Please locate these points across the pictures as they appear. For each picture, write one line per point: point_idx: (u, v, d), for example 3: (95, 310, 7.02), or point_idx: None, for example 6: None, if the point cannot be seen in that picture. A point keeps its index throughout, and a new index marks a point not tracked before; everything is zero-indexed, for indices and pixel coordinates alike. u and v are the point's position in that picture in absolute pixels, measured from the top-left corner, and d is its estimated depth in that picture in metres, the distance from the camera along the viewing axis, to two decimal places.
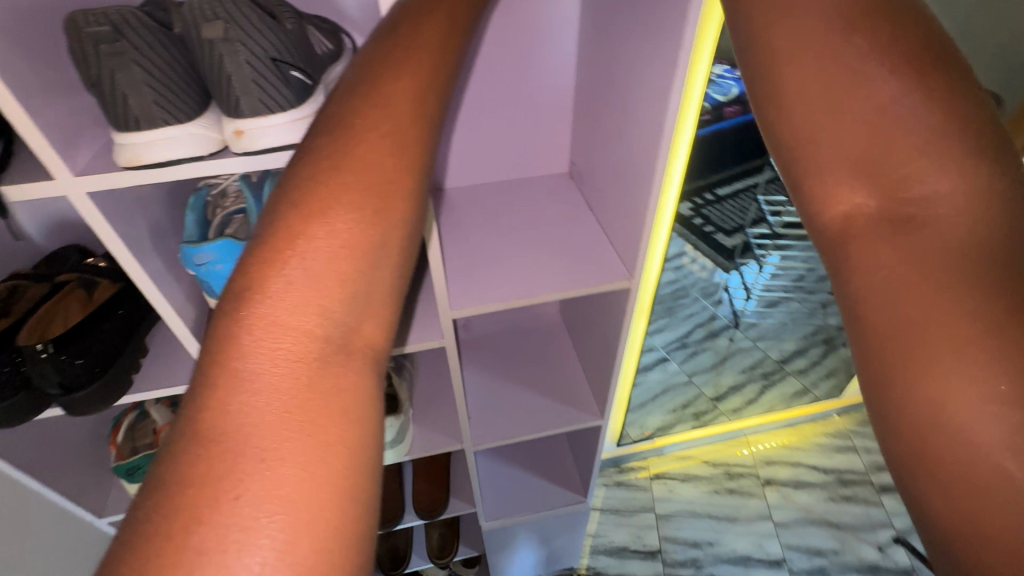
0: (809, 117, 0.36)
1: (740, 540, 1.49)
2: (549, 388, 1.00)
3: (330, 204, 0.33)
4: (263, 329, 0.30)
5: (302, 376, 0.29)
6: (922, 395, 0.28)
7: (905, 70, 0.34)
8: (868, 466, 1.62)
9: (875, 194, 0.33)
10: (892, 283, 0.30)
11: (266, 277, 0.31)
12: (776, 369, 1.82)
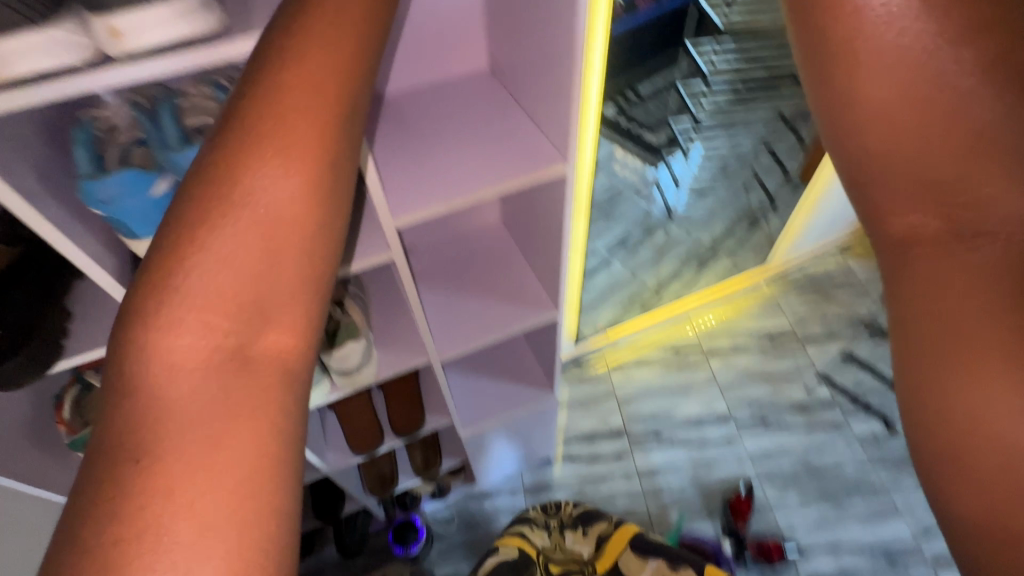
0: (886, 145, 0.40)
1: (692, 405, 1.67)
2: (502, 292, 1.03)
3: (203, 247, 0.40)
4: (166, 362, 0.38)
5: (205, 398, 0.38)
6: (960, 401, 0.36)
7: (991, 98, 0.37)
8: (794, 323, 1.80)
9: (938, 220, 0.39)
10: (949, 306, 0.37)
11: (162, 302, 0.39)
12: (708, 253, 1.91)
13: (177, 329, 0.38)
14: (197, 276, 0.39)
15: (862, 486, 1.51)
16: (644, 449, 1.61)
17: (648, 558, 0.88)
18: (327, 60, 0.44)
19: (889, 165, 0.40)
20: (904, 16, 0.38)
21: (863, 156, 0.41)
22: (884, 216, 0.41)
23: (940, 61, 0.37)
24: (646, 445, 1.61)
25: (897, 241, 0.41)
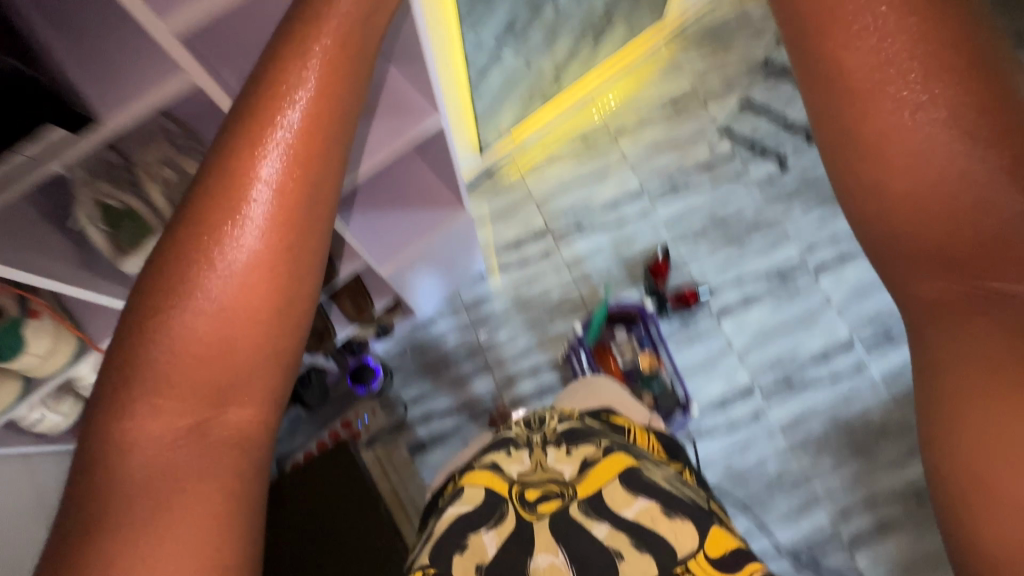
0: (910, 221, 0.48)
1: (606, 190, 1.70)
2: (375, 112, 0.90)
3: (153, 352, 0.52)
4: (133, 437, 0.50)
5: (166, 459, 0.51)
6: (986, 427, 0.42)
7: (1006, 188, 0.45)
8: (694, 81, 1.77)
9: (959, 289, 0.46)
10: (967, 354, 0.45)
11: (123, 395, 0.51)
12: (603, 20, 1.72)
13: (153, 408, 0.51)
14: (148, 358, 0.51)
15: (761, 224, 1.66)
16: (567, 241, 1.67)
17: (638, 494, 0.68)
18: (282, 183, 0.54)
19: (915, 233, 0.48)
20: (920, 107, 0.48)
21: (887, 222, 0.49)
22: (908, 282, 0.49)
23: (964, 159, 0.46)
24: (570, 238, 1.67)
25: (925, 304, 0.48)
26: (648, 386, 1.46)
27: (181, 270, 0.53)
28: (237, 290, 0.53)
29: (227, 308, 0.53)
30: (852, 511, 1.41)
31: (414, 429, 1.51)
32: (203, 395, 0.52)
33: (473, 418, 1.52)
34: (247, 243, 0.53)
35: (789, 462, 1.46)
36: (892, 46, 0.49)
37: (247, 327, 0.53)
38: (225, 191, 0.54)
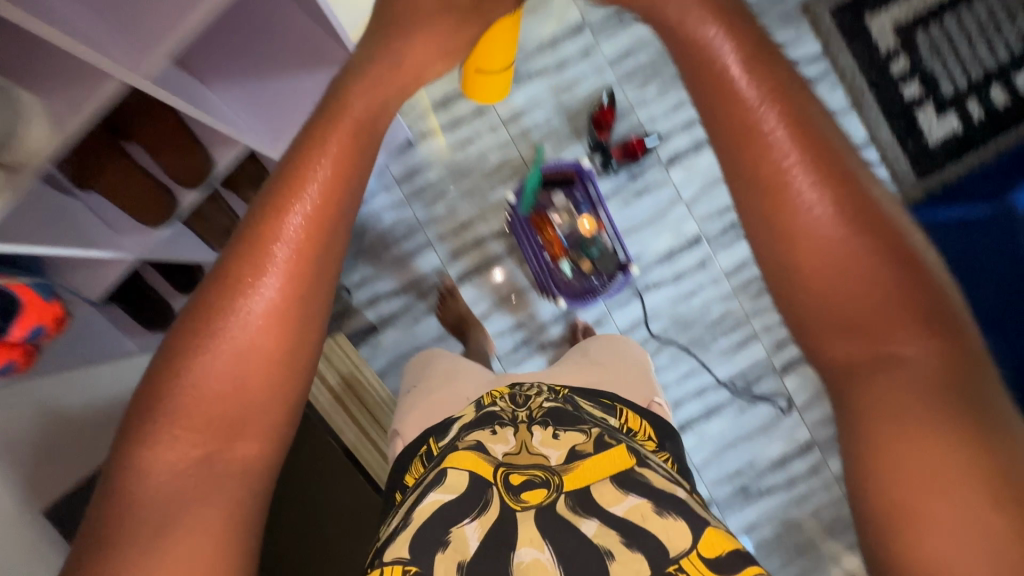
0: (822, 305, 0.51)
1: (540, 26, 1.47)
2: None
3: (191, 394, 0.55)
4: (156, 462, 0.54)
5: (186, 482, 0.54)
6: (900, 489, 0.45)
7: (906, 289, 0.49)
8: None
9: (867, 356, 0.50)
10: (885, 422, 0.47)
11: (154, 428, 0.54)
12: None
13: (170, 438, 0.54)
14: (181, 382, 0.55)
15: None
16: None
17: (627, 489, 0.67)
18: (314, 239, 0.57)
19: (819, 317, 0.51)
20: (821, 217, 0.50)
21: (802, 323, 0.52)
22: (825, 346, 0.51)
23: (869, 258, 0.49)
24: None
25: (838, 371, 0.51)
26: (585, 251, 1.39)
27: (211, 316, 0.56)
28: (254, 344, 0.56)
29: (253, 355, 0.56)
30: (785, 342, 1.52)
31: (362, 312, 1.48)
32: (215, 429, 0.56)
33: (422, 296, 1.48)
34: (267, 297, 0.56)
35: (731, 303, 1.51)
36: (801, 172, 0.50)
37: (264, 358, 0.57)
38: (253, 251, 0.56)
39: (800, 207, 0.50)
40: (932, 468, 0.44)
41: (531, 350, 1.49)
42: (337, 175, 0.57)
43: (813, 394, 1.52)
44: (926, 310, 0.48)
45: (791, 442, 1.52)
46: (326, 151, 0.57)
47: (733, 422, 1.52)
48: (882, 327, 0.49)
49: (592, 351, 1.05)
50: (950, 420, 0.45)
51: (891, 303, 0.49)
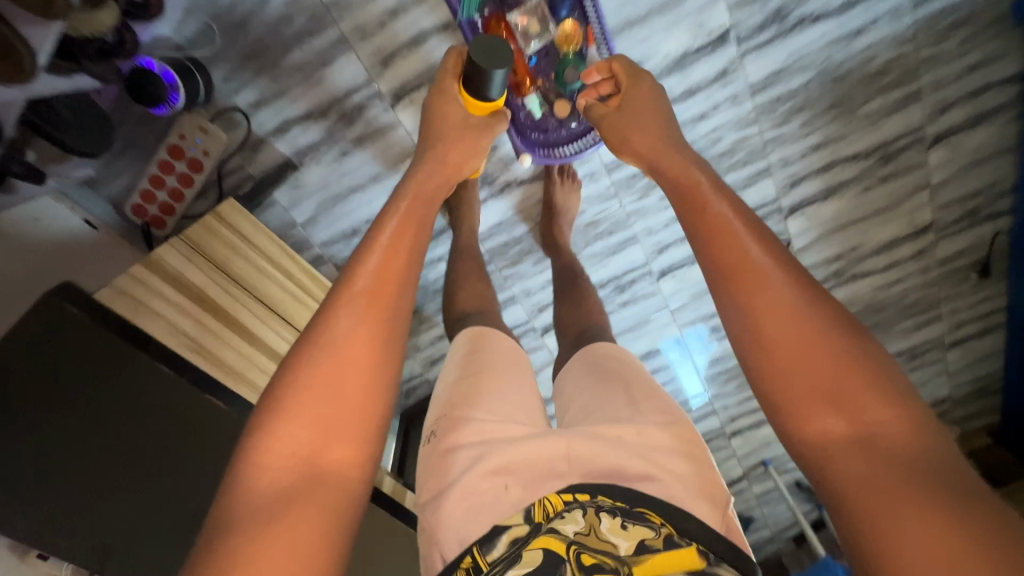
0: (790, 374, 0.53)
1: None
2: None
3: (296, 398, 0.59)
4: (269, 457, 0.56)
5: (296, 473, 0.56)
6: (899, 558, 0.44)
7: (858, 349, 0.53)
8: None
9: (840, 418, 0.51)
10: (863, 474, 0.48)
11: (269, 428, 0.58)
12: None
13: (287, 435, 0.57)
14: (295, 388, 0.59)
15: None
16: None
17: None
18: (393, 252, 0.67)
19: (794, 391, 0.53)
20: (776, 290, 0.56)
21: (782, 404, 0.54)
22: (805, 423, 0.52)
23: (820, 330, 0.53)
24: None
25: (815, 449, 0.51)
26: (563, 83, 0.98)
27: (320, 327, 0.63)
28: (350, 370, 0.61)
29: (350, 374, 0.61)
30: (801, 178, 1.26)
31: (272, 145, 1.13)
32: (316, 430, 0.58)
33: (348, 122, 1.11)
34: (360, 305, 0.64)
35: (749, 129, 1.18)
36: (754, 249, 0.57)
37: (363, 361, 0.62)
38: (356, 305, 0.64)
39: (769, 288, 0.56)
40: (927, 531, 0.43)
41: (491, 192, 1.22)
42: (409, 223, 0.69)
43: (815, 235, 1.34)
44: (876, 367, 0.52)
45: None
46: (393, 222, 0.69)
47: None
48: (851, 400, 0.51)
49: (642, 398, 0.67)
50: (917, 480, 0.46)
51: (856, 378, 0.51)
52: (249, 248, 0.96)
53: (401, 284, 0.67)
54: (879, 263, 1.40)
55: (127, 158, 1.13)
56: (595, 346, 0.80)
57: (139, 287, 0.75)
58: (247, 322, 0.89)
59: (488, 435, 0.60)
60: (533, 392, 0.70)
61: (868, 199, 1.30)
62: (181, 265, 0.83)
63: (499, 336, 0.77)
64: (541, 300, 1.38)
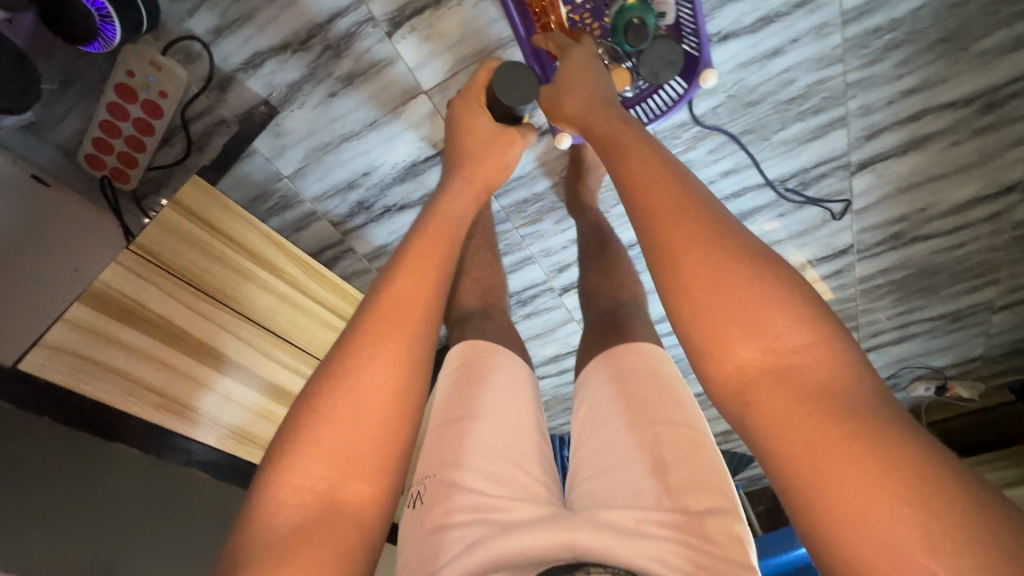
0: (694, 306, 0.41)
1: None
2: None
3: (317, 416, 0.42)
4: (281, 493, 0.40)
5: (309, 514, 0.40)
6: (836, 515, 0.32)
7: (763, 268, 0.41)
8: None
9: (757, 349, 0.38)
10: (792, 421, 0.35)
11: (283, 453, 0.41)
12: None
13: (300, 470, 0.41)
14: (319, 404, 0.43)
15: None
16: None
17: None
18: (424, 259, 0.51)
19: (715, 324, 0.39)
20: (668, 204, 0.44)
21: (700, 343, 0.40)
22: (721, 360, 0.39)
23: (719, 247, 0.41)
24: None
25: (736, 391, 0.38)
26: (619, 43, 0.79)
27: (352, 333, 0.46)
28: (377, 394, 0.44)
29: (376, 401, 0.44)
30: (882, 129, 1.05)
31: (243, 83, 0.92)
32: (336, 466, 0.41)
33: (335, 56, 0.89)
34: (397, 304, 0.47)
35: (832, 69, 0.95)
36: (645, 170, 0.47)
37: (399, 373, 0.45)
38: (383, 317, 0.46)
39: (690, 233, 0.42)
40: (868, 479, 0.31)
41: None
42: (444, 239, 0.54)
43: (881, 194, 1.16)
44: (785, 287, 0.40)
45: (824, 247, 1.27)
46: (426, 238, 0.52)
47: (767, 227, 1.22)
48: (770, 328, 0.38)
49: (674, 463, 0.52)
50: (850, 419, 0.34)
51: (775, 307, 0.39)
52: (234, 249, 0.81)
53: (434, 295, 0.49)
54: (945, 225, 1.24)
55: (69, 98, 0.92)
56: (616, 356, 0.62)
57: (92, 341, 0.66)
58: (227, 348, 0.78)
59: (484, 513, 0.51)
60: (531, 440, 0.60)
61: (954, 155, 1.10)
62: (141, 295, 0.71)
63: (495, 359, 0.65)
64: (563, 260, 1.23)
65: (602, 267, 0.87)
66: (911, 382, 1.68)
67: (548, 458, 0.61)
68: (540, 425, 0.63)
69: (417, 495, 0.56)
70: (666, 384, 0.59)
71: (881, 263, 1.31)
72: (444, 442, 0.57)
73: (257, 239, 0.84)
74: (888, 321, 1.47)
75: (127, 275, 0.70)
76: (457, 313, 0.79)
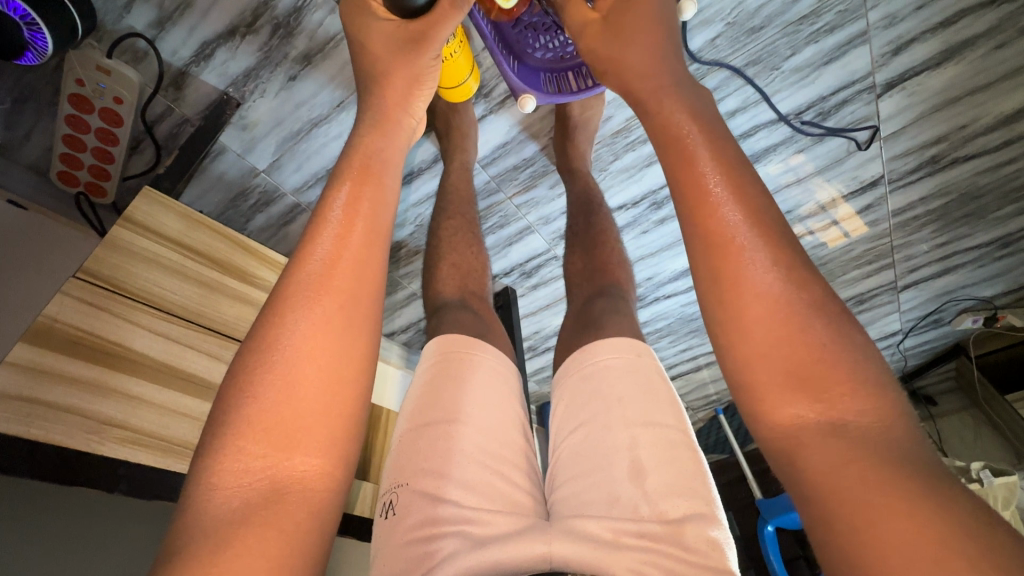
0: (753, 348, 0.38)
1: None
2: None
3: (248, 393, 0.37)
4: (220, 472, 0.35)
5: (253, 494, 0.35)
6: (853, 543, 0.31)
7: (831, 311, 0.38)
8: None
9: (814, 406, 0.35)
10: (836, 478, 0.33)
11: (217, 433, 0.36)
12: None
13: (232, 451, 0.36)
14: (249, 379, 0.38)
15: None
16: None
17: None
18: (353, 218, 0.45)
19: (763, 374, 0.37)
20: (736, 220, 0.41)
21: (746, 388, 0.38)
22: (768, 412, 0.37)
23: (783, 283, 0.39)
24: None
25: (781, 439, 0.36)
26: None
27: (276, 305, 0.41)
28: (311, 365, 0.39)
29: (312, 370, 0.39)
30: (910, 40, 0.91)
31: (198, 77, 0.87)
32: (275, 442, 0.36)
33: (287, 36, 0.82)
34: (323, 269, 0.42)
35: None
36: (712, 166, 0.43)
37: (331, 345, 0.40)
38: (310, 279, 0.41)
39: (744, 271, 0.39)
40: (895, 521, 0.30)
41: (489, 108, 0.95)
42: (375, 204, 0.47)
43: (914, 115, 1.03)
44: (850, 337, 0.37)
45: (851, 180, 1.15)
46: (346, 185, 0.46)
47: (784, 166, 1.11)
48: (831, 389, 0.35)
49: (652, 466, 0.50)
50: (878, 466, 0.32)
51: (822, 358, 0.36)
52: (192, 259, 0.80)
53: (365, 252, 0.44)
54: (989, 142, 1.10)
55: (28, 116, 0.89)
56: (588, 355, 0.61)
57: (39, 383, 0.61)
58: (196, 370, 0.74)
59: (461, 524, 0.48)
60: (514, 445, 0.57)
61: (996, 61, 0.96)
62: (91, 323, 0.67)
63: (474, 358, 0.62)
64: (561, 228, 1.16)
65: (587, 245, 0.83)
66: (957, 315, 1.55)
67: (532, 464, 0.59)
68: (523, 425, 0.61)
69: (388, 506, 0.53)
70: (643, 379, 0.57)
71: (918, 191, 1.19)
72: (420, 450, 0.54)
73: (213, 243, 0.83)
74: (927, 254, 1.35)
75: (75, 305, 0.67)
76: (436, 301, 0.75)
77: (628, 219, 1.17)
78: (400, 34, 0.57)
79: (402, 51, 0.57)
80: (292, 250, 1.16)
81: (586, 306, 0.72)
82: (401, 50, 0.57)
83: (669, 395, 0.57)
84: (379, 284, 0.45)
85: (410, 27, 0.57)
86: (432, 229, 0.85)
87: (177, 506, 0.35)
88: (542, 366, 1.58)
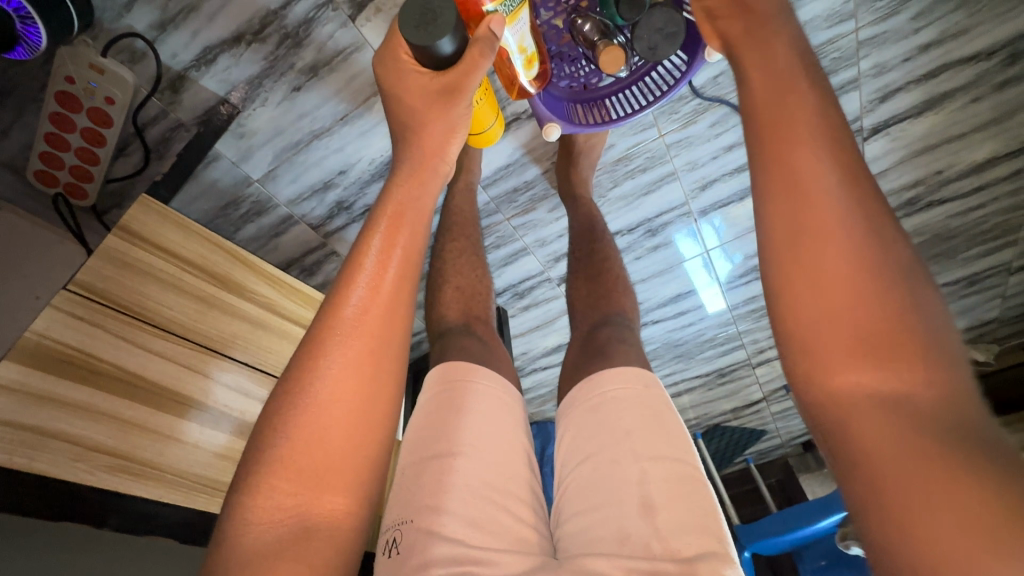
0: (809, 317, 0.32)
1: None
2: None
3: (282, 425, 0.36)
4: (252, 508, 0.34)
5: (284, 534, 0.34)
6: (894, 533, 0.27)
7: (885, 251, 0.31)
8: None
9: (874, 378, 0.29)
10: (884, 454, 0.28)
11: (253, 469, 0.36)
12: None
13: (265, 488, 0.35)
14: (283, 414, 0.37)
15: None
16: None
17: None
18: (385, 249, 0.43)
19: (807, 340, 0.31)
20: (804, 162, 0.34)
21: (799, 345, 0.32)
22: (821, 378, 0.31)
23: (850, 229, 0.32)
24: None
25: (832, 405, 0.30)
26: (611, 15, 0.70)
27: (311, 339, 0.39)
28: (340, 406, 0.37)
29: (340, 412, 0.37)
30: (896, 89, 0.96)
31: (197, 83, 0.84)
32: (305, 481, 0.35)
33: (294, 47, 0.80)
34: (355, 306, 0.40)
35: (841, 28, 0.87)
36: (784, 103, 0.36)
37: (358, 386, 0.38)
38: (341, 317, 0.40)
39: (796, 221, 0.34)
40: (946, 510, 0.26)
41: None
42: (408, 231, 0.45)
43: (897, 158, 1.08)
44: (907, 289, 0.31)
45: None
46: (379, 233, 0.43)
47: None
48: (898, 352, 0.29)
49: (662, 502, 0.49)
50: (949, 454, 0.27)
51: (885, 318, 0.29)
52: (187, 272, 0.76)
53: (397, 298, 0.42)
54: (964, 186, 1.16)
55: (8, 110, 0.85)
56: (595, 386, 0.61)
57: (27, 407, 0.57)
58: (189, 391, 0.70)
59: (463, 563, 0.46)
60: (521, 478, 0.56)
61: (971, 113, 1.02)
62: (85, 341, 0.64)
63: (479, 387, 0.60)
64: (557, 251, 1.16)
65: (590, 272, 0.83)
66: None
67: (538, 497, 0.58)
68: (529, 457, 0.60)
69: (390, 544, 0.51)
70: (649, 410, 0.57)
71: None
72: (423, 484, 0.52)
73: (207, 254, 0.79)
74: None
75: (65, 322, 0.63)
76: (439, 327, 0.74)
77: (624, 245, 1.18)
78: (433, 85, 0.56)
79: (436, 102, 0.55)
80: (281, 261, 1.13)
81: (591, 336, 0.71)
82: (434, 95, 0.56)
83: (677, 427, 0.57)
84: (410, 314, 0.43)
85: (441, 79, 0.56)
86: (435, 250, 0.84)
87: (210, 541, 0.35)
88: (530, 388, 1.57)
